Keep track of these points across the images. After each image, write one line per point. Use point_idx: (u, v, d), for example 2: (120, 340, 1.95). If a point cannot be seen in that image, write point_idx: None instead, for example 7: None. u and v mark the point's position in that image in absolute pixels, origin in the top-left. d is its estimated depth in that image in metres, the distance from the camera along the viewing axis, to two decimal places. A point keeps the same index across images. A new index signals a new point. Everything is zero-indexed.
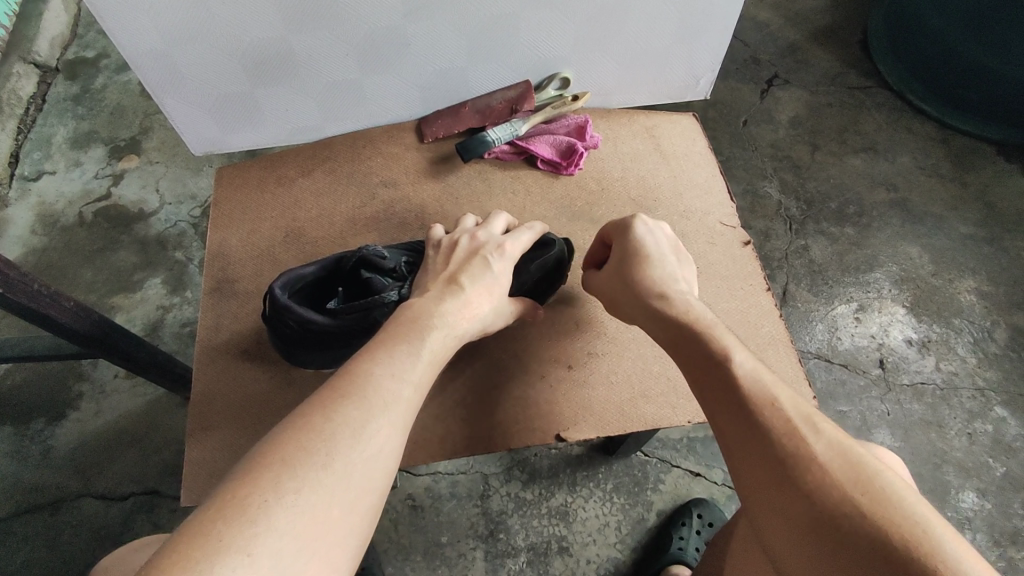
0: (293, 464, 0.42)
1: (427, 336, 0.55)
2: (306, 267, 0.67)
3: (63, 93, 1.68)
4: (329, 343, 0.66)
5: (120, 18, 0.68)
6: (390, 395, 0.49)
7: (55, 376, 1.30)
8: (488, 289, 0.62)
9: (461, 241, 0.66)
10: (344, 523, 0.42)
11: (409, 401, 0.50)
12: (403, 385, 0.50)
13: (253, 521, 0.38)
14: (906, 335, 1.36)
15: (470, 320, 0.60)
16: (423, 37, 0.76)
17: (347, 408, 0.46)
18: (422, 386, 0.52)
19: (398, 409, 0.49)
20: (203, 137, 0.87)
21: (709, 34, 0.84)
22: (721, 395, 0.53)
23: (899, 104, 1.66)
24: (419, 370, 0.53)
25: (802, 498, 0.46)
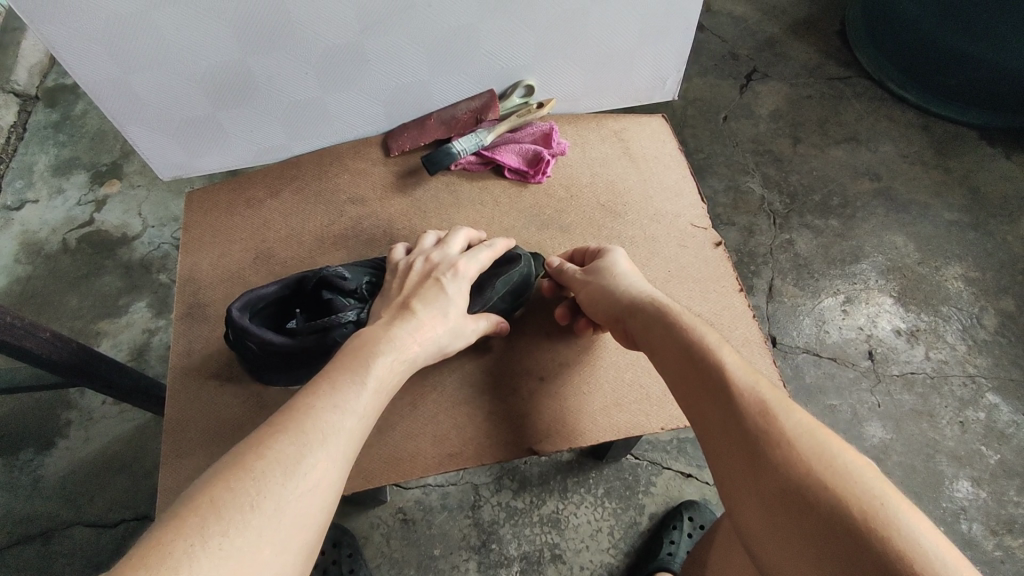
0: (221, 505, 0.41)
1: (373, 363, 0.56)
2: (267, 287, 0.67)
3: (43, 121, 1.68)
4: (292, 363, 0.66)
5: (76, 49, 0.68)
6: (329, 426, 0.49)
7: (44, 405, 1.30)
8: (442, 314, 0.62)
9: (417, 264, 0.67)
10: (275, 564, 0.41)
11: (350, 433, 0.51)
12: (344, 416, 0.51)
13: (174, 568, 0.37)
14: (895, 325, 1.35)
15: (423, 342, 0.60)
16: (383, 53, 0.76)
17: (283, 442, 0.47)
18: (365, 417, 0.53)
19: (337, 442, 0.49)
20: (170, 161, 0.87)
21: (672, 35, 0.84)
22: (694, 382, 0.54)
23: (879, 93, 1.66)
24: (363, 397, 0.53)
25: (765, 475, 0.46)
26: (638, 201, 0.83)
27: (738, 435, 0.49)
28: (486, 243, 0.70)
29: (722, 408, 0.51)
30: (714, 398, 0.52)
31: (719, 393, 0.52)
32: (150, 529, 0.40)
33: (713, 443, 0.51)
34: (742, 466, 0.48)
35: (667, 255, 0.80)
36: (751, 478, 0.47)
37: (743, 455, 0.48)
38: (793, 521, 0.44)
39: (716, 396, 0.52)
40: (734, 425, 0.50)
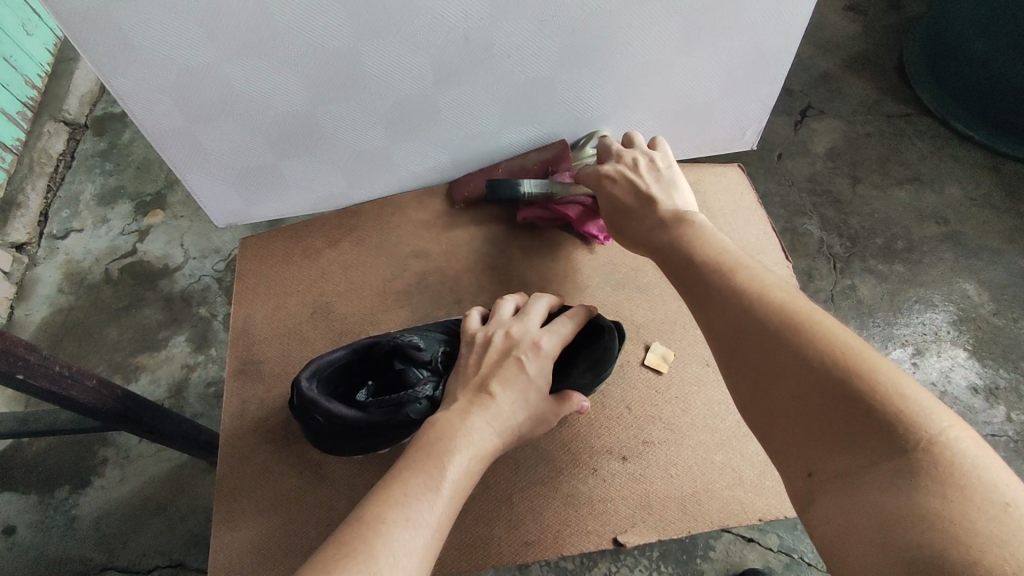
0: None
1: (448, 462, 0.50)
2: (335, 351, 0.63)
3: (91, 150, 1.69)
4: (359, 439, 0.61)
5: (142, 99, 0.65)
6: (404, 547, 0.43)
7: (80, 442, 1.27)
8: (521, 399, 0.57)
9: (496, 338, 0.61)
10: None
11: (426, 551, 0.44)
12: (421, 533, 0.44)
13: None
14: (970, 380, 1.27)
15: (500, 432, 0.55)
16: (454, 103, 0.72)
17: (352, 569, 0.41)
18: (439, 532, 0.46)
19: (412, 567, 0.42)
20: (227, 210, 0.84)
21: (758, 84, 0.79)
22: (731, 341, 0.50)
23: (943, 132, 1.59)
24: (438, 506, 0.47)
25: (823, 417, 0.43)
26: None
27: (781, 376, 0.46)
28: (567, 314, 0.64)
29: (762, 355, 0.48)
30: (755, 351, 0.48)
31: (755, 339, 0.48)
32: None
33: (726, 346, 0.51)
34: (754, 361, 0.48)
35: None
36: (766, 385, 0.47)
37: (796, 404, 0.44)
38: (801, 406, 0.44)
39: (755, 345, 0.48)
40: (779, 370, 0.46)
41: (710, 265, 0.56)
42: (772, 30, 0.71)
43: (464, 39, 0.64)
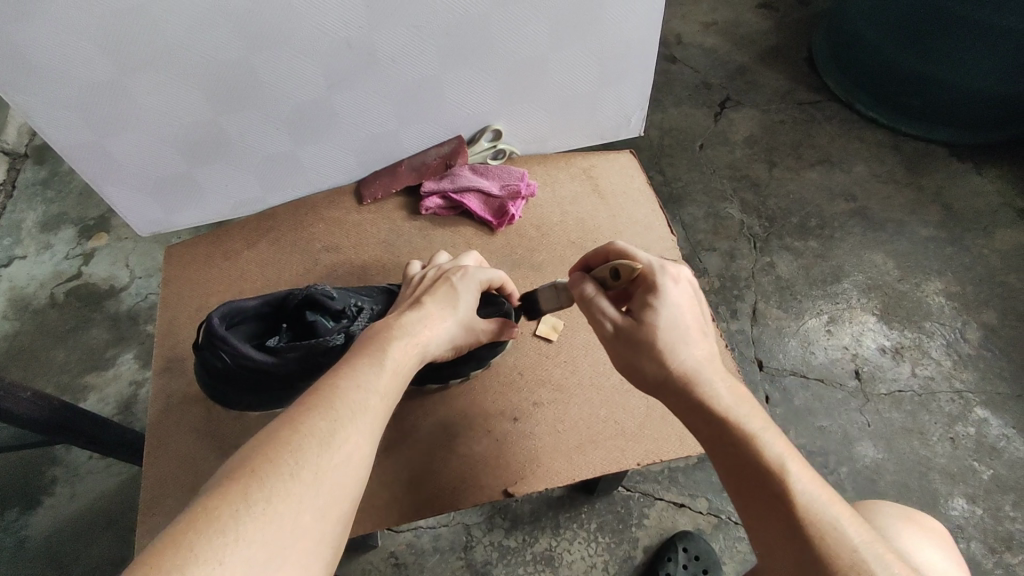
0: (261, 476, 0.43)
1: (395, 346, 0.57)
2: (248, 300, 0.68)
3: (32, 178, 1.71)
4: (262, 380, 0.67)
5: (49, 117, 0.69)
6: (356, 405, 0.50)
7: (29, 464, 1.28)
8: (457, 310, 0.64)
9: (429, 274, 0.69)
10: (315, 531, 0.43)
11: (376, 409, 0.52)
12: (371, 396, 0.52)
13: (221, 533, 0.39)
14: (879, 343, 1.36)
15: (439, 329, 0.61)
16: (349, 106, 0.78)
17: (311, 420, 0.48)
18: (387, 397, 0.53)
19: (367, 418, 0.50)
20: (148, 219, 0.88)
21: (631, 76, 0.86)
22: (705, 428, 0.53)
23: (849, 115, 1.70)
24: (387, 375, 0.54)
25: (780, 554, 0.47)
26: (607, 238, 0.86)
27: (788, 548, 0.47)
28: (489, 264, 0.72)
29: (770, 519, 0.48)
30: (731, 466, 0.51)
31: (768, 499, 0.48)
32: (193, 501, 0.42)
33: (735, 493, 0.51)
34: (763, 519, 0.49)
35: None
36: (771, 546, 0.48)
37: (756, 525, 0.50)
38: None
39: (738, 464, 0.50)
40: (755, 493, 0.49)
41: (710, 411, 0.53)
42: (634, 25, 0.79)
43: (347, 45, 0.71)
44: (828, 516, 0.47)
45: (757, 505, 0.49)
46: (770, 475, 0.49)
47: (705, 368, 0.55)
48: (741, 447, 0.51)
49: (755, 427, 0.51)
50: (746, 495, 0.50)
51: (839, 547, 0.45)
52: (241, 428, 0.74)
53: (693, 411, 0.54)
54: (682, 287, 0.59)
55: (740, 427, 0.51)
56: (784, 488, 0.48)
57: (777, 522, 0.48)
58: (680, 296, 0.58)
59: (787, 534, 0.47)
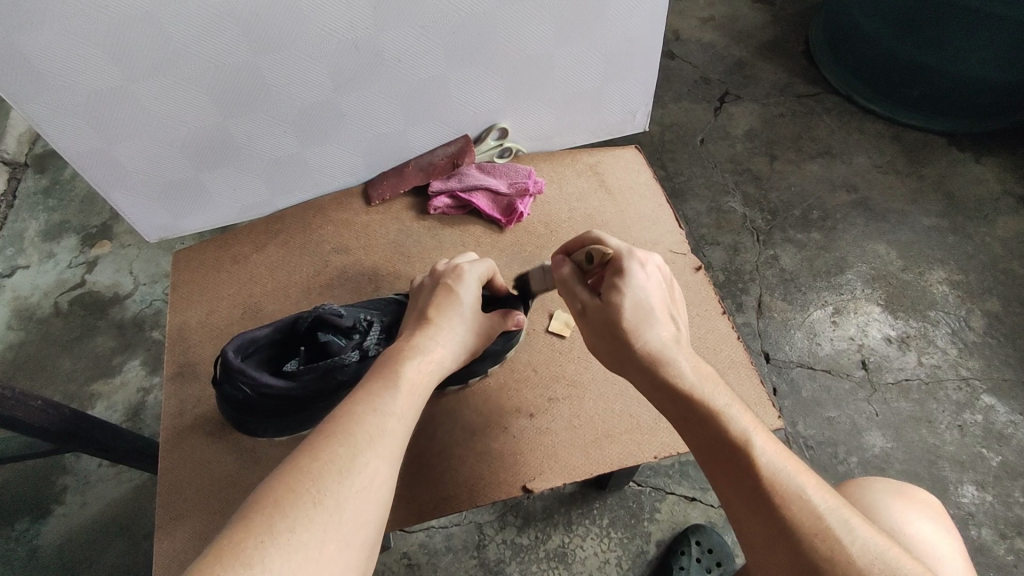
0: (284, 507, 0.43)
1: (413, 364, 0.57)
2: (259, 329, 0.68)
3: (33, 188, 1.72)
4: (285, 407, 0.68)
5: (57, 124, 0.70)
6: (375, 429, 0.50)
7: (38, 473, 1.28)
8: (465, 317, 0.63)
9: (430, 281, 0.68)
10: (340, 559, 0.43)
11: (395, 432, 0.52)
12: (391, 420, 0.52)
13: (249, 566, 0.39)
14: (884, 333, 1.36)
15: (451, 341, 0.61)
16: (357, 107, 0.78)
17: (331, 449, 0.48)
18: (404, 419, 0.53)
19: (384, 442, 0.50)
20: (155, 224, 0.88)
21: (636, 71, 0.87)
22: (675, 406, 0.54)
23: (848, 107, 1.70)
24: (404, 394, 0.54)
25: (751, 521, 0.49)
26: (615, 233, 0.86)
27: (756, 517, 0.49)
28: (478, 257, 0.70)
29: (741, 490, 0.50)
30: (701, 442, 0.53)
31: (738, 472, 0.50)
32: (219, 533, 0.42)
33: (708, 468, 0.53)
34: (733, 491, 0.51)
35: None
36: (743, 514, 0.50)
37: (726, 495, 0.52)
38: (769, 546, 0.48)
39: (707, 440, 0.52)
40: (723, 466, 0.51)
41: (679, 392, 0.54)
42: (637, 20, 0.79)
43: (354, 47, 0.71)
44: (794, 484, 0.49)
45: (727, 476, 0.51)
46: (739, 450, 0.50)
47: (670, 350, 0.55)
48: (707, 423, 0.52)
49: (720, 404, 0.53)
50: (716, 469, 0.52)
51: (806, 513, 0.47)
52: None
53: (661, 390, 0.55)
54: (652, 272, 0.59)
55: (706, 405, 0.53)
56: (749, 460, 0.50)
57: (746, 494, 0.49)
58: (646, 278, 0.59)
59: (754, 504, 0.49)
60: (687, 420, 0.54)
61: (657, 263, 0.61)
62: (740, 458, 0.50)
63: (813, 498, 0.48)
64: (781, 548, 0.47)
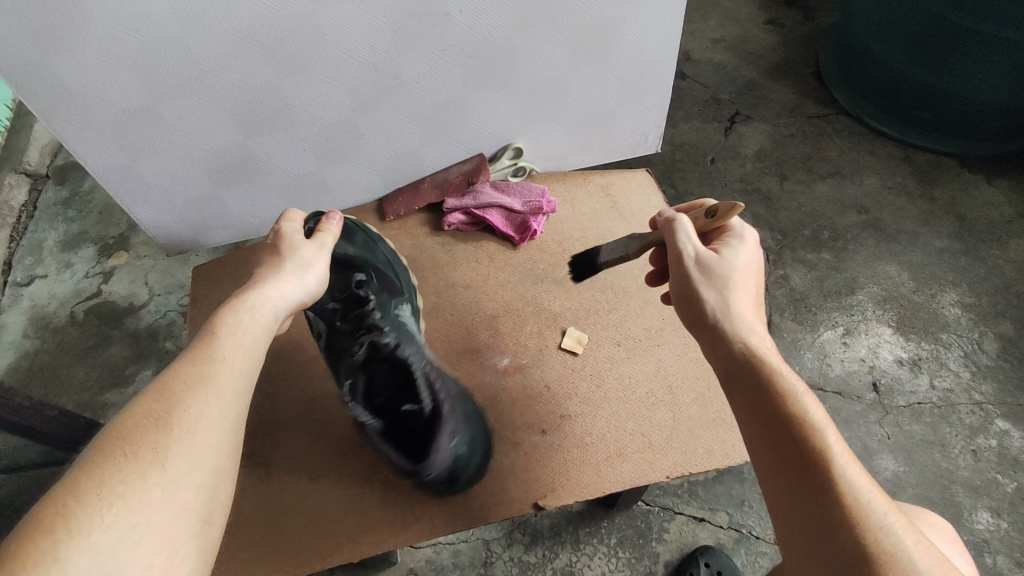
0: (90, 491, 0.39)
1: (247, 320, 0.54)
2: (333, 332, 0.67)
3: (53, 198, 1.75)
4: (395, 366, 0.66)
5: (85, 141, 0.72)
6: (198, 397, 0.47)
7: (50, 481, 1.29)
8: (303, 254, 0.62)
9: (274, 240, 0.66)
10: (167, 504, 0.42)
11: (223, 371, 0.49)
12: (226, 386, 0.49)
13: (55, 528, 0.37)
14: (896, 355, 1.36)
15: (295, 282, 0.60)
16: (375, 127, 0.80)
17: (144, 425, 0.44)
18: (233, 358, 0.51)
19: (207, 382, 0.48)
20: (177, 239, 0.90)
21: (649, 94, 0.88)
22: (748, 373, 0.52)
23: (859, 128, 1.71)
24: (236, 349, 0.51)
25: (797, 505, 0.46)
26: None
27: (812, 503, 0.46)
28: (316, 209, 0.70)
29: (801, 472, 0.47)
30: (763, 414, 0.50)
31: (804, 452, 0.47)
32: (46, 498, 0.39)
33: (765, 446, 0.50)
34: (790, 474, 0.47)
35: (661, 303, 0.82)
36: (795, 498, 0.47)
37: (773, 477, 0.49)
38: (819, 538, 0.45)
39: (772, 413, 0.49)
40: (787, 444, 0.48)
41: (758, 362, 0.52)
42: (651, 44, 0.80)
43: (373, 69, 0.72)
44: (854, 483, 0.45)
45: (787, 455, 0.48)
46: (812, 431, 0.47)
47: (755, 324, 0.55)
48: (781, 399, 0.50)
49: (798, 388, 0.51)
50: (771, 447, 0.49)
51: (863, 510, 0.44)
52: None
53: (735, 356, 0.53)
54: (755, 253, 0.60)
55: (785, 383, 0.50)
56: (818, 445, 0.47)
57: (800, 477, 0.47)
58: (747, 256, 0.58)
59: (807, 489, 0.46)
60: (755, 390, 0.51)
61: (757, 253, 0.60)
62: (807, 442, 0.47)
63: (878, 501, 0.45)
64: (824, 539, 0.44)
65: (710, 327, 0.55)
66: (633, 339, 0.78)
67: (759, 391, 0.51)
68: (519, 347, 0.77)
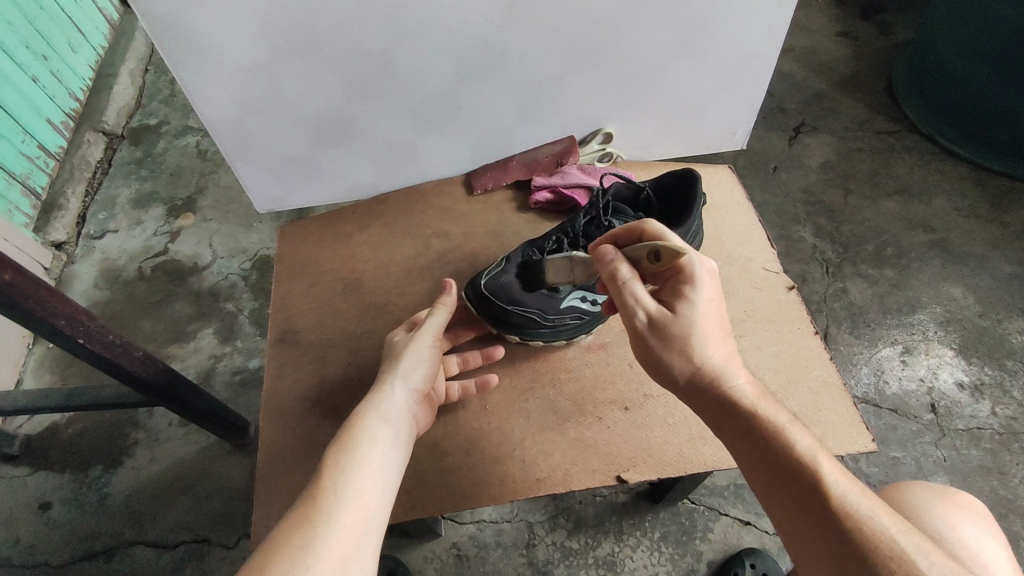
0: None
1: (356, 454, 0.54)
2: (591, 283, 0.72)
3: (127, 158, 1.83)
4: None
5: (203, 92, 0.74)
6: (303, 541, 0.46)
7: (111, 425, 1.34)
8: (402, 368, 0.64)
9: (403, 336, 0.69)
10: None
11: (326, 513, 0.49)
12: (331, 530, 0.48)
13: None
14: (956, 378, 1.33)
15: (394, 404, 0.61)
16: (475, 100, 0.82)
17: None
18: (337, 497, 0.50)
19: (311, 526, 0.47)
20: (268, 196, 0.93)
21: (744, 89, 0.88)
22: (736, 426, 0.54)
23: (930, 147, 1.68)
24: (346, 486, 0.51)
25: (812, 544, 0.48)
26: (710, 245, 0.87)
27: (826, 540, 0.48)
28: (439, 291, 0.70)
29: (808, 510, 0.49)
30: (761, 461, 0.52)
31: (803, 490, 0.49)
32: None
33: (766, 490, 0.52)
34: (798, 511, 0.50)
35: (743, 296, 0.82)
36: (811, 536, 0.49)
37: (783, 519, 0.51)
38: (840, 570, 0.47)
39: (768, 460, 0.51)
40: (790, 487, 0.50)
41: (740, 409, 0.54)
42: (756, 39, 0.81)
43: (484, 42, 0.74)
44: (861, 508, 0.48)
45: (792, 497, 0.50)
46: (806, 469, 0.50)
47: (731, 366, 0.56)
48: (771, 442, 0.52)
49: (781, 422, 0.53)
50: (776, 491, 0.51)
51: (875, 538, 0.46)
52: (354, 399, 0.77)
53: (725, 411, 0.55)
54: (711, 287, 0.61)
55: (770, 422, 0.53)
56: (813, 479, 0.50)
57: (810, 519, 0.49)
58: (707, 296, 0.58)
59: (820, 528, 0.48)
60: (749, 436, 0.53)
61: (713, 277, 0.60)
62: (805, 477, 0.50)
63: (882, 521, 0.47)
64: (846, 573, 0.46)
65: (697, 385, 0.56)
66: None
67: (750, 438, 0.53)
68: (602, 325, 0.78)
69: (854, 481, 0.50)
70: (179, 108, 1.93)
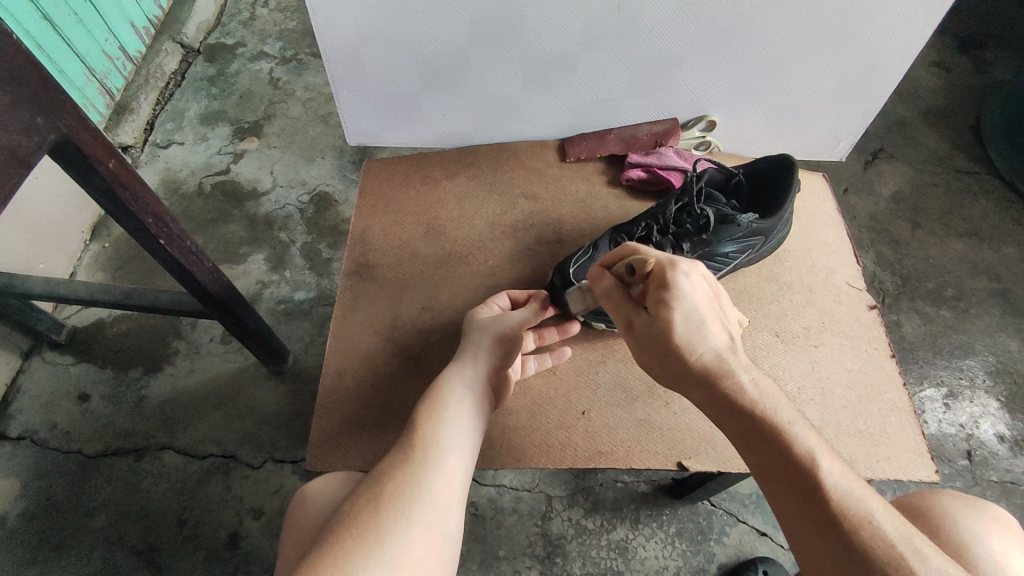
0: (333, 561, 0.45)
1: (445, 409, 0.60)
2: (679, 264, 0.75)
3: (200, 73, 1.83)
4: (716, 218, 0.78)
5: (329, 13, 0.74)
6: (417, 480, 0.53)
7: (156, 330, 1.31)
8: (481, 342, 0.67)
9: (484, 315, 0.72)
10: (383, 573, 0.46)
11: (423, 458, 0.55)
12: (438, 475, 0.55)
13: None
14: (997, 430, 1.31)
15: (479, 369, 0.65)
16: (590, 67, 0.80)
17: (364, 512, 0.50)
18: (433, 444, 0.57)
19: (413, 469, 0.54)
20: (362, 129, 0.93)
21: (862, 99, 0.86)
22: (733, 422, 0.52)
23: (1009, 193, 1.63)
24: (444, 436, 0.58)
25: (814, 546, 0.46)
26: (796, 251, 0.85)
27: (825, 543, 0.45)
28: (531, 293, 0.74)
29: (806, 513, 0.47)
30: (764, 460, 0.50)
31: (800, 491, 0.47)
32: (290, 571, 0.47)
33: (768, 486, 0.50)
34: (799, 513, 0.47)
35: (822, 306, 0.81)
36: (812, 539, 0.46)
37: (787, 520, 0.48)
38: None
39: (769, 458, 0.49)
40: (787, 486, 0.48)
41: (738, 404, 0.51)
42: (891, 49, 0.78)
43: (617, 9, 0.72)
44: (862, 507, 0.46)
45: (792, 500, 0.48)
46: (805, 470, 0.47)
47: (727, 361, 0.53)
48: (771, 440, 0.49)
49: (784, 420, 0.50)
50: (780, 493, 0.49)
51: (874, 545, 0.44)
52: (425, 342, 0.78)
53: (721, 406, 0.52)
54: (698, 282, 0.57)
55: (769, 420, 0.50)
56: (814, 479, 0.47)
57: (812, 522, 0.46)
58: (694, 291, 0.56)
59: (819, 530, 0.46)
60: (748, 434, 0.51)
61: (703, 274, 0.58)
62: (805, 478, 0.47)
63: (885, 525, 0.45)
64: None
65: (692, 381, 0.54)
66: (792, 334, 0.79)
67: (752, 436, 0.51)
68: None
69: (859, 484, 0.47)
70: (255, 32, 1.92)
